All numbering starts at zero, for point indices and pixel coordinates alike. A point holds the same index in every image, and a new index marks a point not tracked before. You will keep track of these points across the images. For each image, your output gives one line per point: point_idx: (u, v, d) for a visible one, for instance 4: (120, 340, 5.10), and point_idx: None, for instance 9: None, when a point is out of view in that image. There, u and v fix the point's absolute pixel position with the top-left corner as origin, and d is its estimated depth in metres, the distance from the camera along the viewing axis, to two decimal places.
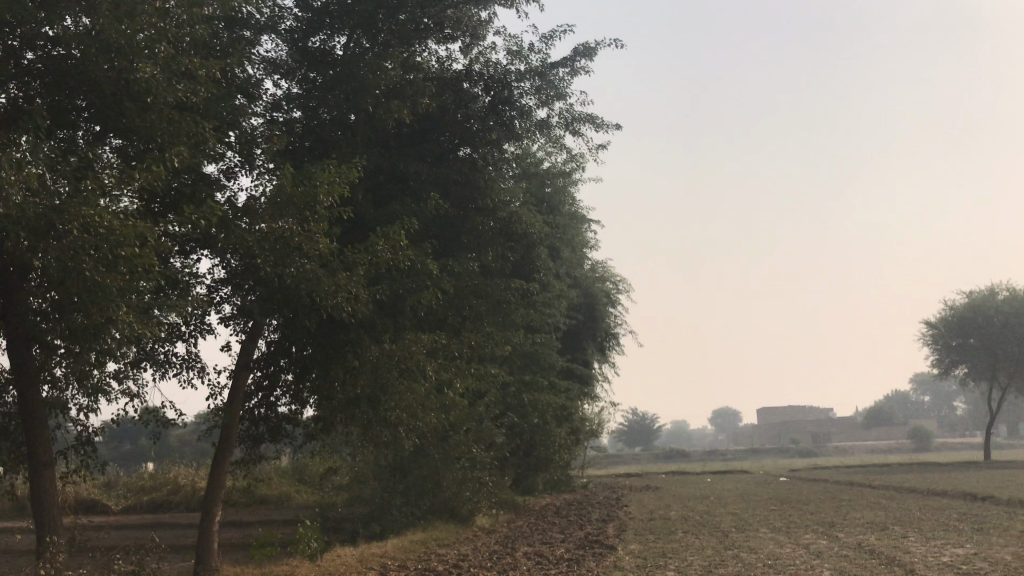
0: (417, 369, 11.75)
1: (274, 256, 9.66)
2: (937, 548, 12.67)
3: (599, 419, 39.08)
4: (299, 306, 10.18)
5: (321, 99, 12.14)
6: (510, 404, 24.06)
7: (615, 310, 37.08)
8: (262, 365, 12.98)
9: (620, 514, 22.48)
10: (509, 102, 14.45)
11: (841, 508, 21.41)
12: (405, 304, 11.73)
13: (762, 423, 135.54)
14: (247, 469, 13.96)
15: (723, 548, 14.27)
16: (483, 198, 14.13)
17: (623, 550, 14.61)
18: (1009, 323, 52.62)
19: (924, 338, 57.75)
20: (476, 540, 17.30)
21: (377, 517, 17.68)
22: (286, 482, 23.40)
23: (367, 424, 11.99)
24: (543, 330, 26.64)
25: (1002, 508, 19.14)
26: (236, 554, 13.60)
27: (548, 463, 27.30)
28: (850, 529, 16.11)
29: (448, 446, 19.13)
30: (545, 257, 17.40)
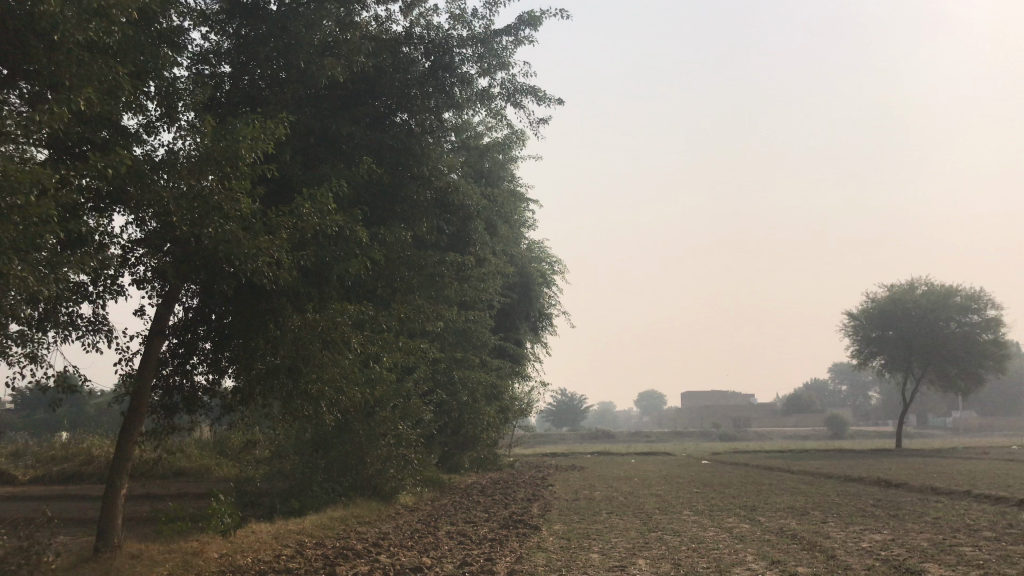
0: (342, 340, 11.33)
1: (191, 215, 9.14)
2: (856, 534, 12.82)
3: (528, 400, 39.02)
4: (216, 270, 9.70)
5: (251, 53, 11.48)
6: (439, 381, 23.72)
7: (548, 290, 37.00)
8: (179, 331, 12.33)
9: (546, 494, 22.38)
10: (450, 68, 14.26)
11: (762, 492, 21.71)
12: (332, 272, 11.27)
13: (686, 408, 138.09)
14: (159, 440, 13.29)
15: (647, 530, 14.21)
16: (418, 166, 13.68)
17: (547, 531, 14.42)
18: (925, 316, 54.42)
19: (846, 329, 59.37)
20: (398, 519, 16.94)
21: (297, 493, 17.18)
22: (205, 455, 22.67)
23: (288, 396, 11.48)
24: (476, 307, 26.34)
25: (915, 496, 19.63)
26: (143, 529, 12.94)
27: (475, 442, 27.08)
28: (771, 514, 16.26)
29: (374, 422, 18.70)
30: (480, 231, 17.04)
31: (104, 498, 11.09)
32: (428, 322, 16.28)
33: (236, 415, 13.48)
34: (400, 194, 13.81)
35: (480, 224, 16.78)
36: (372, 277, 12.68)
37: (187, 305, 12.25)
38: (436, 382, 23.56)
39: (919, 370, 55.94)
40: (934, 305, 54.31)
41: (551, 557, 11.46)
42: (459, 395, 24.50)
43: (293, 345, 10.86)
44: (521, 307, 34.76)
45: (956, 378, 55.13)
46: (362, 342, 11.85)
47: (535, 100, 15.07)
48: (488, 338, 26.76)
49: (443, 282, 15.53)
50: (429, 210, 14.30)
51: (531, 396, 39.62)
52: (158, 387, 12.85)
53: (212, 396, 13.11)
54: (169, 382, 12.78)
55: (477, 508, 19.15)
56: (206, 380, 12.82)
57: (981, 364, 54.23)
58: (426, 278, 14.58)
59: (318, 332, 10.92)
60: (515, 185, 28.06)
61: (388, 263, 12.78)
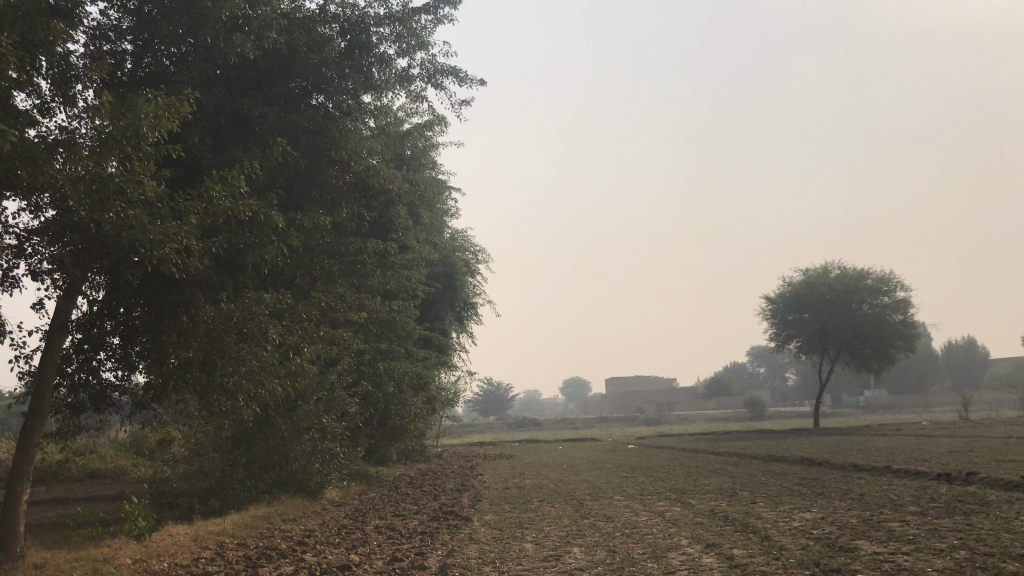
0: (258, 331, 10.99)
1: (90, 200, 8.52)
2: (785, 513, 12.91)
3: (455, 389, 38.68)
4: (119, 259, 9.09)
5: (153, 28, 10.77)
6: (364, 372, 23.20)
7: (474, 279, 36.71)
8: (84, 326, 11.58)
9: (476, 484, 22.13)
10: (367, 48, 13.85)
11: (689, 474, 21.91)
12: (247, 259, 10.74)
13: (612, 394, 139.79)
14: (64, 442, 12.50)
15: (580, 517, 14.07)
16: (336, 149, 13.19)
17: (479, 522, 14.14)
18: (839, 299, 56.08)
19: (764, 313, 60.77)
20: (324, 515, 16.44)
21: (216, 492, 16.52)
22: (119, 456, 21.68)
23: (203, 391, 10.89)
24: (400, 297, 25.86)
25: (837, 473, 20.06)
26: (49, 537, 12.15)
27: (402, 434, 26.65)
28: (701, 496, 16.32)
29: (297, 416, 18.12)
30: (403, 217, 16.62)
31: (4, 507, 10.27)
32: (351, 311, 15.82)
33: (149, 414, 12.79)
34: (318, 180, 13.33)
35: (402, 210, 16.37)
36: (290, 264, 12.19)
37: (92, 297, 11.51)
38: (360, 373, 23.04)
39: (835, 351, 57.65)
40: (848, 288, 56.00)
41: (484, 549, 11.21)
42: (384, 386, 24.03)
43: (207, 338, 10.31)
44: (446, 297, 34.39)
45: (870, 358, 57.02)
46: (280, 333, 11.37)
47: (456, 81, 14.73)
48: (414, 328, 26.32)
49: (366, 270, 15.09)
50: (348, 194, 13.95)
51: (457, 386, 39.29)
52: (61, 386, 12.07)
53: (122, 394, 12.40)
54: (75, 380, 12.00)
55: (406, 501, 18.77)
56: (116, 377, 12.10)
57: (893, 344, 56.19)
58: (344, 265, 14.17)
59: (233, 323, 10.42)
60: (437, 172, 27.63)
61: (306, 251, 12.30)
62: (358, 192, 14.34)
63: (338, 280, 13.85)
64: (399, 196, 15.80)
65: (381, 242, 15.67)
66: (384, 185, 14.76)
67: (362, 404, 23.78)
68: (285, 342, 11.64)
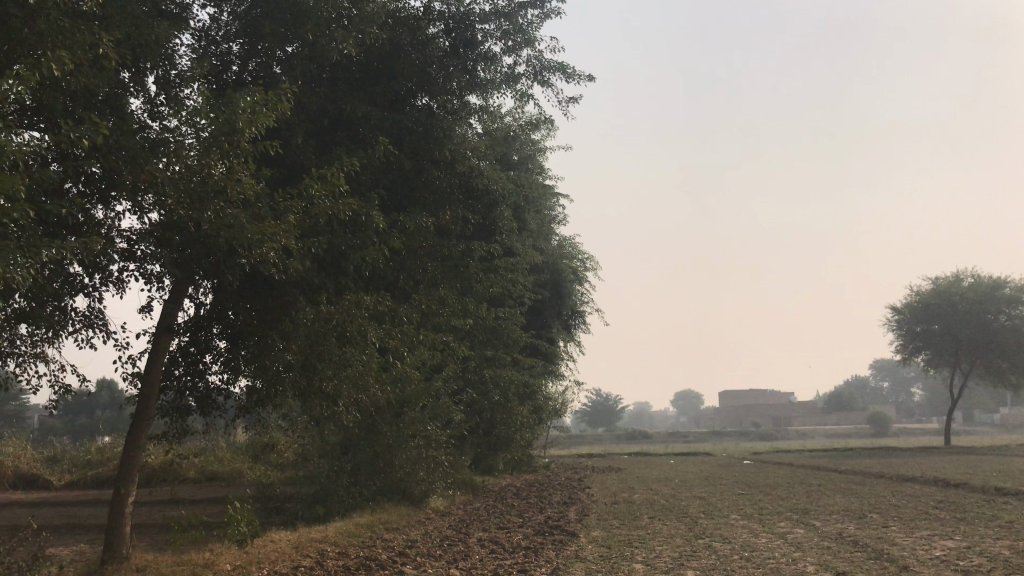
0: (359, 334, 10.69)
1: (189, 199, 8.46)
2: (924, 541, 11.71)
3: (562, 399, 38.07)
4: (219, 259, 9.00)
5: (257, 29, 10.73)
6: (470, 380, 22.90)
7: (582, 287, 36.05)
8: (192, 329, 11.62)
9: (584, 497, 21.45)
10: (472, 46, 13.46)
11: (811, 493, 20.58)
12: (348, 261, 10.55)
13: (724, 407, 136.09)
14: (172, 444, 12.60)
15: (693, 536, 13.22)
16: (440, 149, 12.91)
17: (586, 538, 13.48)
18: (972, 309, 52.54)
19: (889, 323, 57.61)
20: (428, 525, 16.15)
21: (322, 498, 16.48)
22: (232, 459, 22.11)
23: (303, 396, 10.71)
24: (507, 304, 25.51)
25: (978, 497, 18.37)
26: (157, 538, 12.23)
27: (509, 443, 26.25)
28: (826, 517, 15.16)
29: (402, 422, 17.94)
30: (508, 220, 16.21)
31: (111, 507, 10.32)
32: (454, 316, 15.49)
33: (253, 418, 12.76)
34: (421, 181, 13.10)
35: (507, 213, 15.98)
36: (391, 266, 11.97)
37: (200, 301, 11.54)
38: (466, 381, 22.77)
39: (968, 365, 54.03)
40: (983, 297, 52.38)
41: (591, 568, 10.55)
42: (490, 395, 23.69)
43: (306, 340, 10.14)
44: (554, 304, 33.86)
45: (1007, 373, 53.14)
46: (381, 336, 11.11)
47: (563, 77, 14.28)
48: (520, 335, 25.91)
49: (470, 274, 14.75)
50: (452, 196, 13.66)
51: (565, 395, 38.67)
52: (170, 388, 12.16)
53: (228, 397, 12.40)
54: (182, 383, 12.07)
55: (512, 512, 18.31)
56: (221, 381, 12.10)
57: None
58: (447, 267, 13.87)
59: (332, 326, 10.22)
60: (544, 178, 27.20)
61: (408, 252, 12.05)
62: (462, 194, 14.03)
63: (441, 283, 13.57)
64: (505, 198, 15.42)
65: (486, 246, 15.31)
66: (489, 186, 14.43)
67: (468, 412, 23.50)
68: (386, 345, 11.37)
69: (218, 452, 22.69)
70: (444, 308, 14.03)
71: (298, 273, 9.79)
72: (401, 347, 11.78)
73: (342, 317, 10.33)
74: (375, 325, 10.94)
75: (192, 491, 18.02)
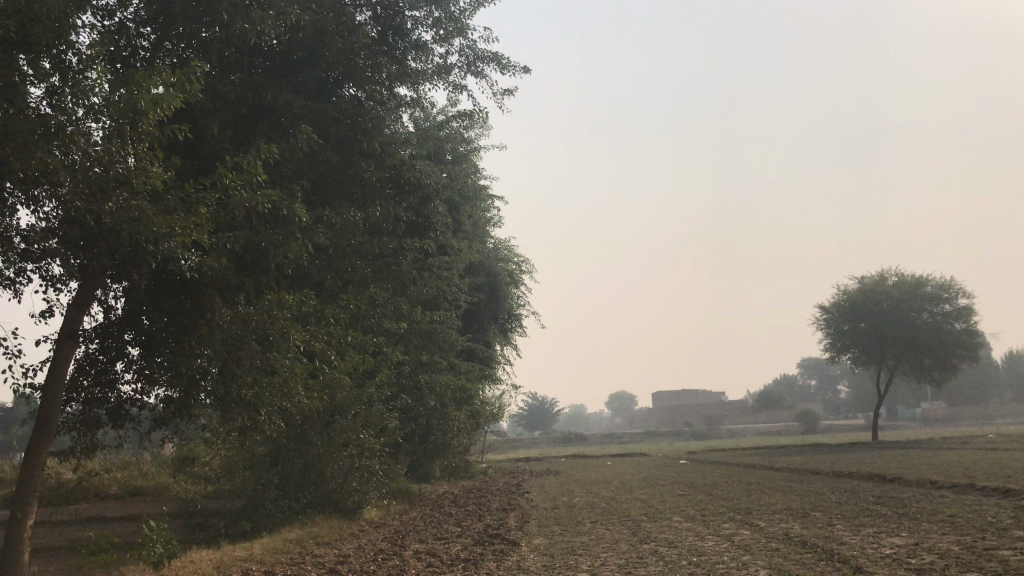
0: (281, 337, 9.98)
1: (88, 189, 7.69)
2: (871, 539, 11.47)
3: (499, 403, 37.57)
4: (124, 256, 8.24)
5: (170, 11, 9.99)
6: (405, 385, 22.19)
7: (518, 290, 35.60)
8: (101, 335, 10.74)
9: (523, 503, 20.96)
10: (401, 33, 12.91)
11: (750, 492, 20.46)
12: (268, 258, 9.88)
13: (659, 408, 137.50)
14: (81, 461, 11.65)
15: (638, 542, 12.78)
16: (369, 142, 12.32)
17: (527, 547, 12.93)
18: (897, 307, 53.83)
19: (818, 322, 58.70)
20: (362, 537, 15.42)
21: (249, 513, 15.61)
22: (155, 473, 21.00)
23: (221, 404, 9.94)
24: (441, 307, 24.89)
25: (916, 492, 18.43)
26: (65, 563, 11.27)
27: (445, 450, 25.61)
28: (769, 517, 14.94)
29: (333, 430, 17.19)
30: (441, 218, 15.63)
31: (8, 531, 9.39)
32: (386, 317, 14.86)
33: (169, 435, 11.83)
34: (349, 175, 12.51)
35: (440, 211, 15.43)
36: (314, 263, 11.30)
37: (109, 306, 10.66)
38: (401, 386, 22.09)
39: (893, 362, 55.34)
40: (906, 295, 53.72)
41: None
42: (426, 400, 23.03)
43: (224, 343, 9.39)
44: (490, 307, 33.35)
45: (931, 369, 54.60)
46: (307, 338, 10.43)
47: (497, 68, 13.82)
48: (455, 339, 25.32)
49: (401, 273, 14.13)
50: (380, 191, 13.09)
51: (502, 400, 38.13)
52: (77, 400, 11.24)
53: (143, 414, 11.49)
54: (91, 395, 11.12)
55: (450, 521, 17.73)
56: (134, 395, 11.18)
57: (956, 354, 53.73)
58: (376, 266, 13.25)
59: (251, 327, 9.51)
60: (478, 178, 26.70)
61: (335, 249, 11.41)
62: (393, 189, 13.44)
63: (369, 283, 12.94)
64: (437, 195, 14.87)
65: (418, 244, 14.71)
66: (421, 181, 13.87)
67: (403, 418, 22.79)
68: (314, 349, 10.69)
69: (139, 468, 21.54)
70: (374, 309, 13.38)
71: (212, 271, 9.07)
72: (329, 349, 11.10)
73: (262, 318, 9.63)
74: (300, 326, 10.27)
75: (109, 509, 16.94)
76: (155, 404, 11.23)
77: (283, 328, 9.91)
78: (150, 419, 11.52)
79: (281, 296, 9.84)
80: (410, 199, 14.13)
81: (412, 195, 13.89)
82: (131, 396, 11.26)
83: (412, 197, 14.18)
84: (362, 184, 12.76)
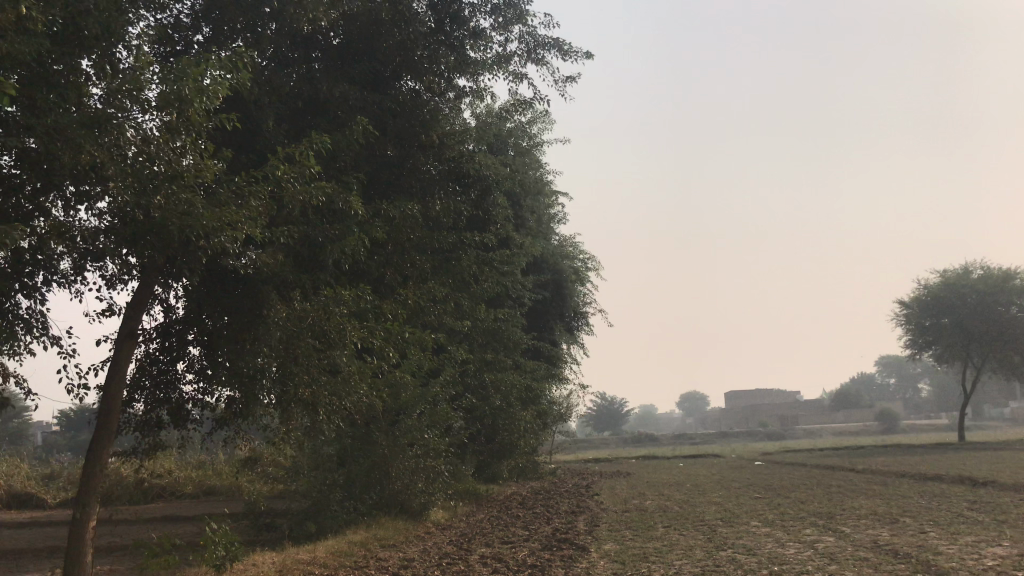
0: (338, 335, 9.69)
1: (138, 183, 7.48)
2: (970, 549, 10.61)
3: (567, 403, 37.01)
4: (175, 252, 8.04)
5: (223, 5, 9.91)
6: (470, 384, 21.87)
7: (584, 287, 34.99)
8: (162, 335, 10.63)
9: (592, 505, 20.41)
10: (459, 22, 12.52)
11: (831, 495, 19.52)
12: (324, 253, 9.64)
13: (731, 407, 134.86)
14: (145, 462, 11.57)
15: (714, 548, 12.12)
16: (427, 133, 12.07)
17: (597, 552, 12.41)
18: (983, 301, 51.41)
19: (897, 318, 56.53)
20: (428, 540, 15.11)
21: (314, 514, 15.46)
22: (224, 473, 21.11)
23: (279, 405, 9.70)
24: (505, 305, 24.50)
25: (1012, 495, 17.27)
26: (131, 565, 11.18)
27: (513, 450, 25.22)
28: (854, 523, 14.09)
29: (397, 431, 16.95)
30: (503, 212, 15.23)
31: (72, 533, 9.28)
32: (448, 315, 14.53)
33: (231, 436, 11.69)
34: (407, 168, 12.24)
35: (502, 205, 15.04)
36: (371, 259, 11.03)
37: (170, 305, 10.53)
38: (466, 386, 21.77)
39: (979, 359, 52.91)
40: (993, 289, 51.29)
41: None
42: (492, 400, 22.68)
43: (279, 341, 9.16)
44: (556, 306, 32.85)
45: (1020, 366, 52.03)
46: (365, 336, 10.15)
47: (559, 55, 13.37)
48: (521, 338, 24.91)
49: (463, 269, 13.78)
50: (440, 185, 12.78)
51: (570, 399, 37.60)
52: (140, 400, 11.14)
53: (205, 414, 11.36)
54: (153, 396, 11.01)
55: (518, 523, 17.31)
56: (196, 395, 11.04)
57: None
58: (436, 261, 12.93)
59: (307, 325, 9.26)
60: (542, 174, 26.25)
61: (394, 244, 11.12)
62: (453, 183, 13.08)
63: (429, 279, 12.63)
64: (499, 189, 14.48)
65: (480, 239, 14.32)
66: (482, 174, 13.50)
67: (469, 418, 22.48)
68: (373, 347, 10.41)
69: (210, 469, 21.70)
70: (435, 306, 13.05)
71: (266, 267, 8.85)
72: (389, 348, 10.81)
73: (318, 315, 9.38)
74: (358, 323, 9.99)
75: (179, 510, 17.00)
76: (216, 404, 11.08)
77: (340, 325, 9.64)
78: (212, 419, 11.38)
79: (337, 293, 9.58)
80: (471, 193, 13.78)
81: (473, 189, 13.53)
82: (193, 397, 11.13)
83: (473, 191, 13.82)
84: (420, 178, 12.47)
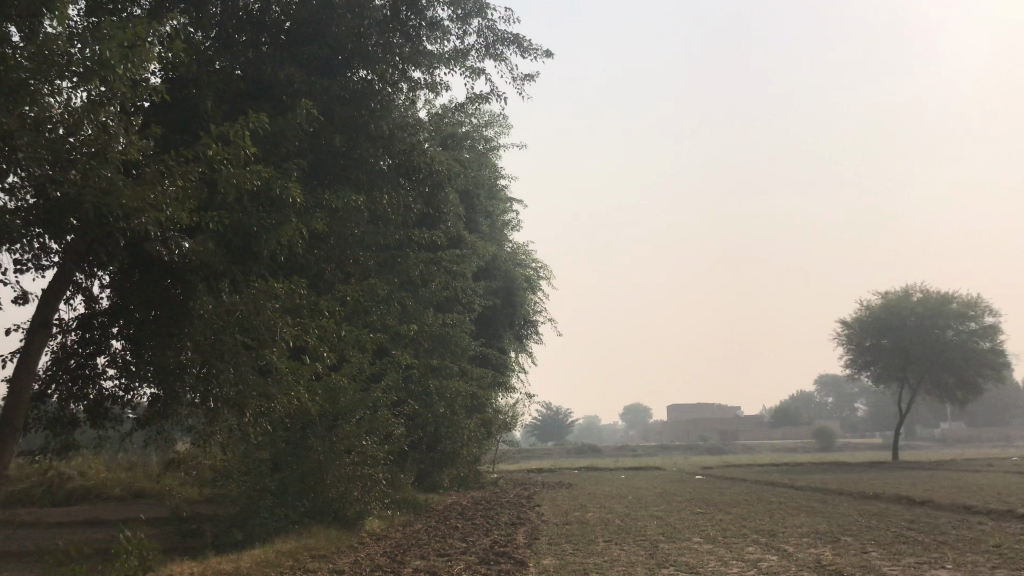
0: (270, 331, 9.18)
1: (53, 155, 6.85)
2: (912, 571, 10.46)
3: (513, 413, 36.55)
4: (92, 233, 7.41)
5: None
6: (413, 390, 21.34)
7: (535, 295, 34.67)
8: (82, 326, 9.97)
9: (533, 517, 19.97)
10: (416, 11, 12.40)
11: (773, 512, 19.40)
12: (259, 243, 9.15)
13: (675, 421, 135.85)
14: (59, 462, 10.84)
15: (656, 565, 11.80)
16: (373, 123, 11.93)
17: (535, 567, 12.00)
18: (922, 323, 52.40)
19: (840, 337, 57.40)
20: (360, 551, 14.50)
21: (242, 520, 14.78)
22: (154, 476, 20.24)
23: (202, 404, 9.12)
24: (453, 310, 24.05)
25: (951, 517, 17.32)
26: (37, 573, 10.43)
27: (455, 459, 24.69)
28: (797, 542, 13.88)
29: (334, 436, 16.38)
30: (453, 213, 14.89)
31: None
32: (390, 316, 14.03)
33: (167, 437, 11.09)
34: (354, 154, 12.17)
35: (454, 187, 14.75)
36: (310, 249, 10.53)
37: (93, 295, 9.89)
38: (409, 391, 21.21)
39: (917, 380, 53.89)
40: (932, 311, 52.34)
41: None
42: (435, 407, 22.15)
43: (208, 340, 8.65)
44: (505, 313, 32.46)
45: (956, 388, 53.12)
46: (298, 334, 9.62)
47: (517, 50, 13.22)
48: (468, 344, 24.46)
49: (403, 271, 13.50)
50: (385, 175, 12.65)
51: (516, 409, 37.17)
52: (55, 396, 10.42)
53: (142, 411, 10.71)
54: (70, 391, 10.31)
55: (456, 534, 16.80)
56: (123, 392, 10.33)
57: (982, 373, 52.26)
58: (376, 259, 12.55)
59: (236, 320, 8.72)
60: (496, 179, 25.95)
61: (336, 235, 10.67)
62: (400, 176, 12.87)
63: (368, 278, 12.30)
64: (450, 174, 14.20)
65: (427, 240, 13.94)
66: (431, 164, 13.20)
67: (411, 425, 21.90)
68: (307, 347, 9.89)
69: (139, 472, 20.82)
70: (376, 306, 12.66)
71: (196, 255, 8.36)
72: (324, 347, 10.31)
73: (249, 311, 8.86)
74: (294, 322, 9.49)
75: (99, 513, 16.16)
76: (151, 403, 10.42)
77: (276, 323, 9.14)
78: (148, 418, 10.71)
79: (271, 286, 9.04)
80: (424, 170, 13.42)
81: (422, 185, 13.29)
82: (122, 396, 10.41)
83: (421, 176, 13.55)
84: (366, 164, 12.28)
